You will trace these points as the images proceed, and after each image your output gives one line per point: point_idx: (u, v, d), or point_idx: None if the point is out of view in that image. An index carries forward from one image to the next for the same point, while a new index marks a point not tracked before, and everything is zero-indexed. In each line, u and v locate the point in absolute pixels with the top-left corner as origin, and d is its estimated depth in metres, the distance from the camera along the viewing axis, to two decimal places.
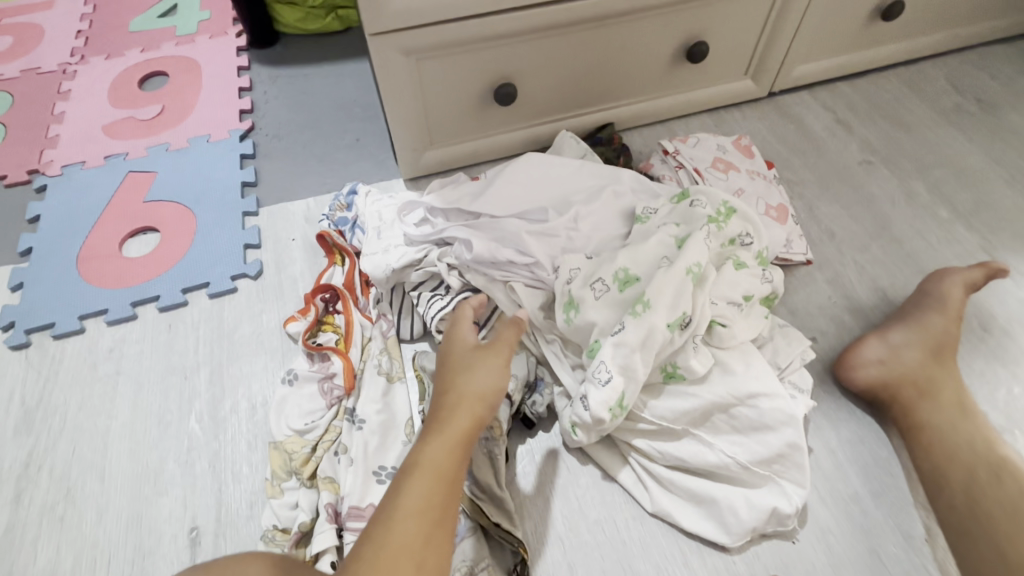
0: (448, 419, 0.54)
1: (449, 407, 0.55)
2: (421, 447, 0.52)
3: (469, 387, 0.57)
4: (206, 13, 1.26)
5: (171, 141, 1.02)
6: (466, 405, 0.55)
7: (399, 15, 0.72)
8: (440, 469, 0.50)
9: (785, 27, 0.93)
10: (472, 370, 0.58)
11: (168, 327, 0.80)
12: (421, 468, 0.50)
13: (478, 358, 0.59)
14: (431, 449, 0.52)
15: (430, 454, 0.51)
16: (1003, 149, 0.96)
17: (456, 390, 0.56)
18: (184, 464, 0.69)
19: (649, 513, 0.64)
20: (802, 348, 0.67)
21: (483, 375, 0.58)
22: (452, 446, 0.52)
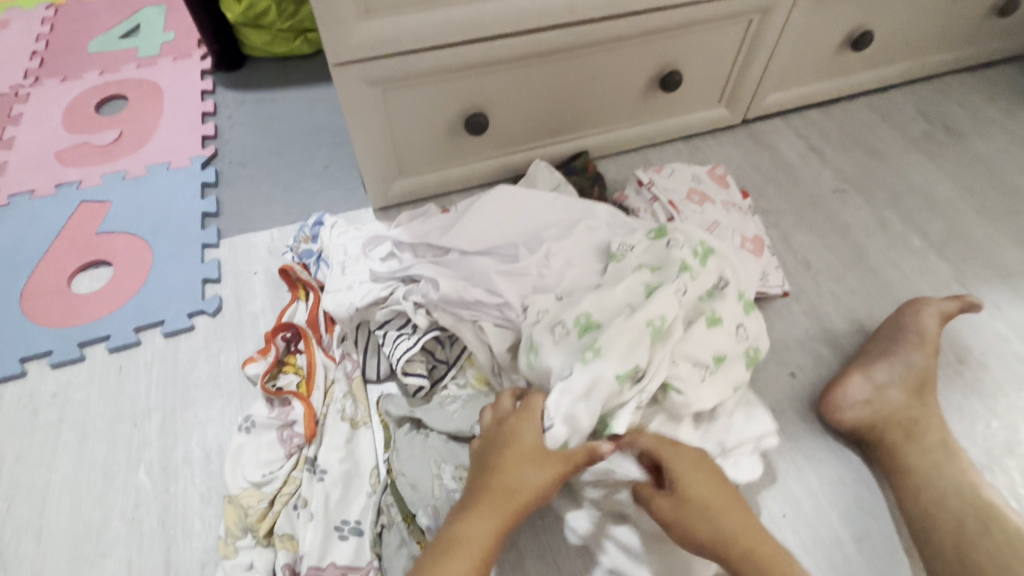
0: (493, 499, 0.53)
1: (502, 493, 0.53)
2: (463, 524, 0.52)
3: (520, 474, 0.54)
4: (170, 35, 1.23)
5: (128, 168, 0.98)
6: (515, 499, 0.53)
7: (362, 45, 0.69)
8: (475, 554, 0.50)
9: (757, 56, 0.93)
10: (535, 463, 0.54)
11: (118, 369, 0.75)
12: (456, 555, 0.49)
13: (542, 449, 0.55)
14: (472, 531, 0.51)
15: (469, 537, 0.51)
16: (972, 177, 0.97)
17: (511, 480, 0.53)
18: (130, 522, 0.64)
19: (606, 569, 0.61)
20: (759, 433, 0.63)
21: (541, 471, 0.54)
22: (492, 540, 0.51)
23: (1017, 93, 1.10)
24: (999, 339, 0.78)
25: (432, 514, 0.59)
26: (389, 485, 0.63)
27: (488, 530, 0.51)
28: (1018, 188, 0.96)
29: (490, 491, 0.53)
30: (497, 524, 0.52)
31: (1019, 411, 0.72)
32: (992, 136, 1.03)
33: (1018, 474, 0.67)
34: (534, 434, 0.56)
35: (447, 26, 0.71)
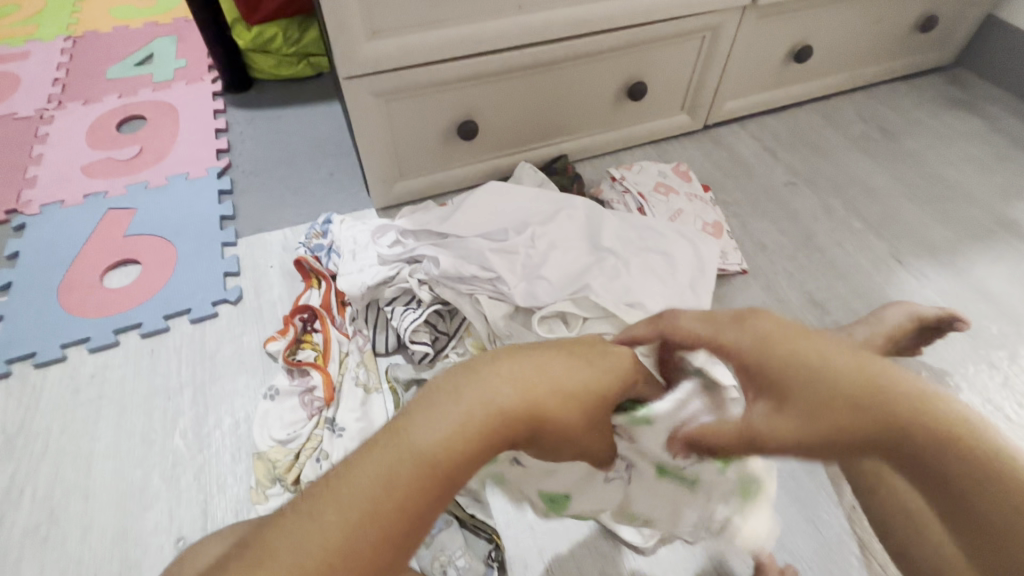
0: (501, 383, 0.32)
1: (508, 407, 0.31)
2: (432, 416, 0.30)
3: (564, 377, 0.33)
4: (182, 61, 1.34)
5: (150, 179, 1.08)
6: (543, 393, 0.32)
7: (369, 61, 0.80)
8: (431, 460, 0.29)
9: (712, 68, 1.06)
10: (581, 374, 0.34)
11: (151, 351, 0.84)
12: (391, 459, 0.29)
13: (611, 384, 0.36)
14: (431, 442, 0.29)
15: (417, 443, 0.29)
16: (904, 169, 1.10)
17: (549, 369, 0.33)
18: (169, 479, 0.72)
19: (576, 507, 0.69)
20: None
21: (584, 379, 0.34)
22: (440, 484, 0.29)
23: (943, 97, 1.25)
24: (928, 302, 0.89)
25: None
26: None
27: (451, 470, 0.29)
28: (945, 178, 1.09)
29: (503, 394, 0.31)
30: (473, 447, 0.30)
31: (947, 363, 0.83)
32: (922, 134, 1.17)
33: None
34: (608, 371, 0.36)
35: (441, 45, 0.83)
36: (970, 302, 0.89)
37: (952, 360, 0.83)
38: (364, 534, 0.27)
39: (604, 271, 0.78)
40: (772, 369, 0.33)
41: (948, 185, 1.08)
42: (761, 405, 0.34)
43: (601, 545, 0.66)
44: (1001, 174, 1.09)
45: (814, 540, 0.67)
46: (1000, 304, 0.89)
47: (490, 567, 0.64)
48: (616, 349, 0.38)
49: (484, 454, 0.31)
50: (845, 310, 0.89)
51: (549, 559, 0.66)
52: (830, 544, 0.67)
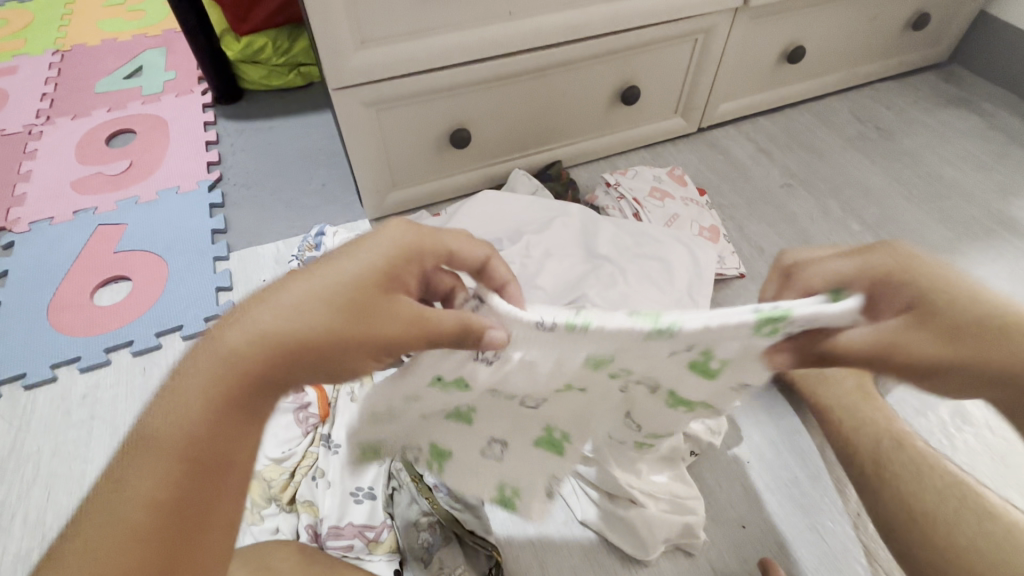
0: (223, 341, 0.36)
1: (236, 349, 0.36)
2: (182, 387, 0.36)
3: (286, 309, 0.37)
4: (172, 73, 1.33)
5: (140, 194, 1.06)
6: (266, 328, 0.36)
7: (358, 71, 0.79)
8: (175, 424, 0.35)
9: (706, 71, 1.05)
10: (304, 298, 0.37)
11: (143, 369, 0.83)
12: (145, 442, 0.34)
13: (351, 292, 0.38)
14: (180, 410, 0.35)
15: (160, 420, 0.35)
16: (901, 168, 1.10)
17: (269, 308, 0.37)
18: None
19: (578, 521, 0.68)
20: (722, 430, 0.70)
21: (310, 302, 0.37)
22: (201, 434, 0.35)
23: (938, 95, 1.25)
24: None
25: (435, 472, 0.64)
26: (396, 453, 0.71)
27: (195, 425, 0.35)
28: (942, 176, 1.08)
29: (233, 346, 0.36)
30: (216, 394, 0.36)
31: None
32: (917, 133, 1.17)
33: (948, 416, 0.77)
34: (342, 279, 0.38)
35: (432, 54, 0.82)
36: None
37: None
38: (141, 513, 0.33)
39: (600, 280, 0.77)
40: (918, 290, 0.34)
41: (945, 183, 1.07)
42: (898, 321, 0.34)
43: (605, 560, 0.65)
44: (998, 172, 1.09)
45: (818, 548, 0.66)
46: None
47: None
48: (358, 245, 0.40)
49: (231, 393, 0.36)
50: None
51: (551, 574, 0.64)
52: (836, 553, 0.66)
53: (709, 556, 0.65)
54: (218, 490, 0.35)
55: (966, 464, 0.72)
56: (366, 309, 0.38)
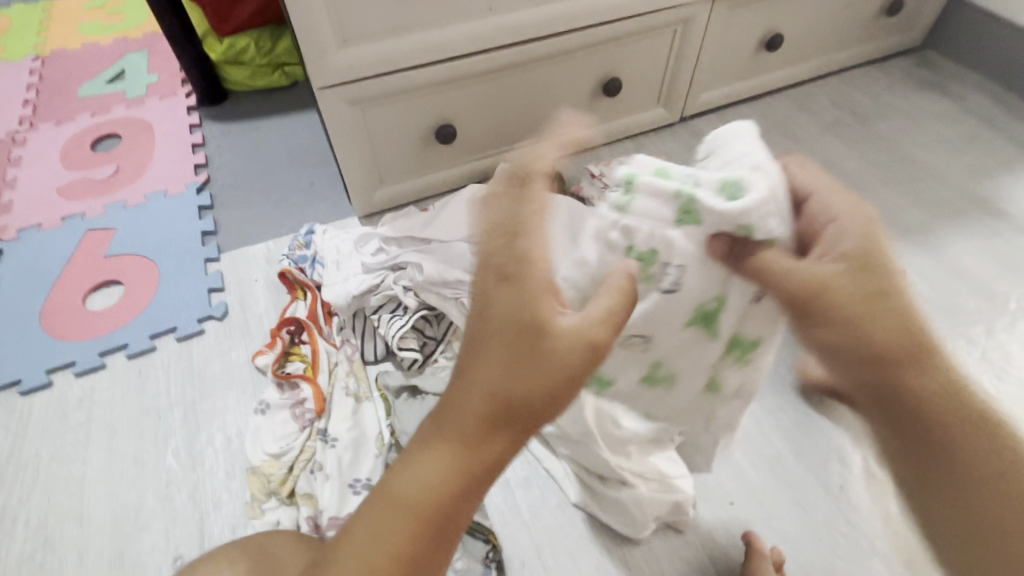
0: (457, 407, 0.36)
1: (456, 419, 0.35)
2: (404, 472, 0.35)
3: (505, 370, 0.36)
4: (155, 77, 1.33)
5: (128, 198, 1.07)
6: (496, 394, 0.35)
7: (342, 69, 0.80)
8: (415, 500, 0.35)
9: (685, 61, 1.07)
10: (531, 357, 0.36)
11: (138, 372, 0.83)
12: (377, 520, 0.35)
13: (540, 333, 0.37)
14: (410, 477, 0.35)
15: (402, 488, 0.35)
16: (879, 151, 1.12)
17: (498, 371, 0.36)
18: (163, 499, 0.71)
19: (573, 503, 0.70)
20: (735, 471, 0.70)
21: (535, 363, 0.36)
22: (429, 514, 0.35)
23: (913, 79, 1.27)
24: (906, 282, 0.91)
25: None
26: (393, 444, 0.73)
27: (429, 494, 0.35)
28: (916, 159, 1.11)
29: (448, 421, 0.36)
30: (440, 475, 0.35)
31: None
32: (893, 116, 1.19)
33: None
34: (517, 318, 0.37)
35: (414, 51, 0.83)
36: (945, 280, 0.91)
37: None
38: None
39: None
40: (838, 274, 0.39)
41: (920, 165, 1.09)
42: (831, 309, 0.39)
43: (598, 540, 0.67)
44: (971, 153, 1.11)
45: (803, 521, 0.68)
46: (975, 281, 0.91)
47: (489, 568, 0.64)
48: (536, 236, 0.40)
49: (460, 473, 0.35)
50: None
51: (546, 556, 0.66)
52: (821, 525, 0.68)
53: (699, 532, 0.68)
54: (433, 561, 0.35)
55: None
56: (549, 344, 0.37)
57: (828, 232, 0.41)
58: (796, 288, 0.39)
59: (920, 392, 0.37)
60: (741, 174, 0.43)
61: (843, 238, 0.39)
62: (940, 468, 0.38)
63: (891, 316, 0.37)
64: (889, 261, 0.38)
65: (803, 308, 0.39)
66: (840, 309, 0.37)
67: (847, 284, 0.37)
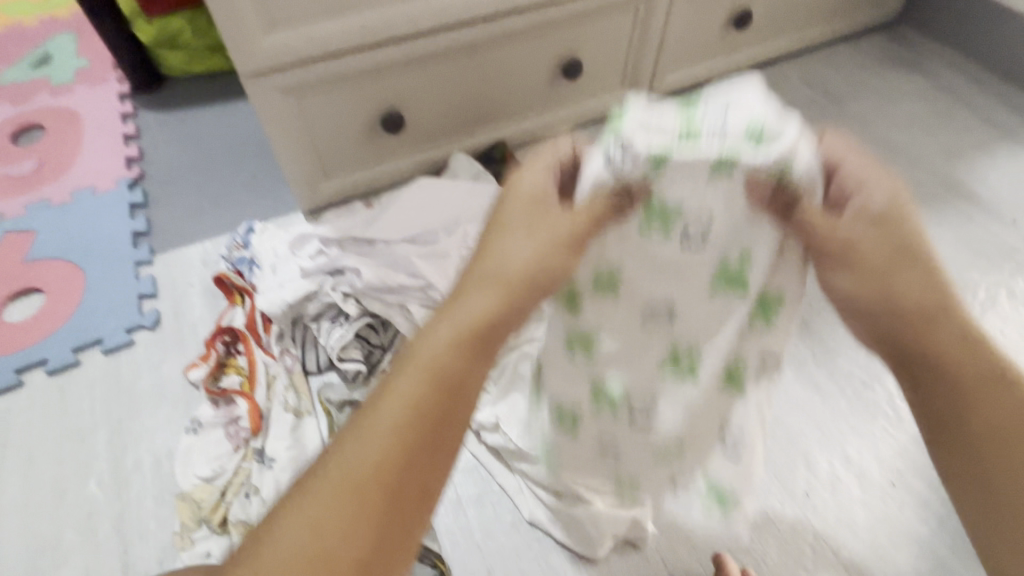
0: (467, 292, 0.39)
1: (464, 300, 0.38)
2: (421, 334, 0.38)
3: (511, 254, 0.39)
4: (84, 61, 1.23)
5: (52, 196, 0.98)
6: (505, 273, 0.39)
7: (270, 54, 0.73)
8: (439, 364, 0.36)
9: (650, 40, 1.00)
10: (531, 244, 0.40)
11: (60, 390, 0.77)
12: (402, 383, 0.35)
13: (537, 215, 0.41)
14: (430, 344, 0.36)
15: (425, 355, 0.36)
16: (851, 134, 1.08)
17: (500, 257, 0.40)
18: (85, 531, 0.66)
19: (525, 520, 0.66)
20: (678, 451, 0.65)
21: (534, 247, 0.40)
22: (443, 365, 0.36)
23: (886, 57, 1.23)
24: None
25: None
26: None
27: (451, 360, 0.36)
28: (890, 141, 1.07)
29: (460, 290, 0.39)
30: (452, 328, 0.37)
31: None
32: (866, 96, 1.15)
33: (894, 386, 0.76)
34: (516, 207, 0.41)
35: (351, 34, 0.76)
36: None
37: None
38: (412, 438, 0.34)
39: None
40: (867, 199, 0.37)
41: (894, 148, 1.06)
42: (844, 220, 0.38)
43: (552, 558, 0.64)
44: (945, 135, 1.08)
45: (766, 531, 0.66)
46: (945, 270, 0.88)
47: None
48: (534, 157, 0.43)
49: (472, 328, 0.37)
50: None
51: None
52: (785, 534, 0.65)
53: (659, 547, 0.64)
54: (457, 422, 0.36)
55: (913, 435, 0.72)
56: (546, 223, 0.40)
57: (842, 182, 0.38)
58: (826, 242, 0.38)
59: (948, 347, 0.37)
60: (764, 113, 0.38)
61: (869, 192, 0.37)
62: (963, 422, 0.37)
63: (870, 240, 0.37)
64: (915, 212, 0.37)
65: (832, 258, 0.38)
66: (867, 261, 0.37)
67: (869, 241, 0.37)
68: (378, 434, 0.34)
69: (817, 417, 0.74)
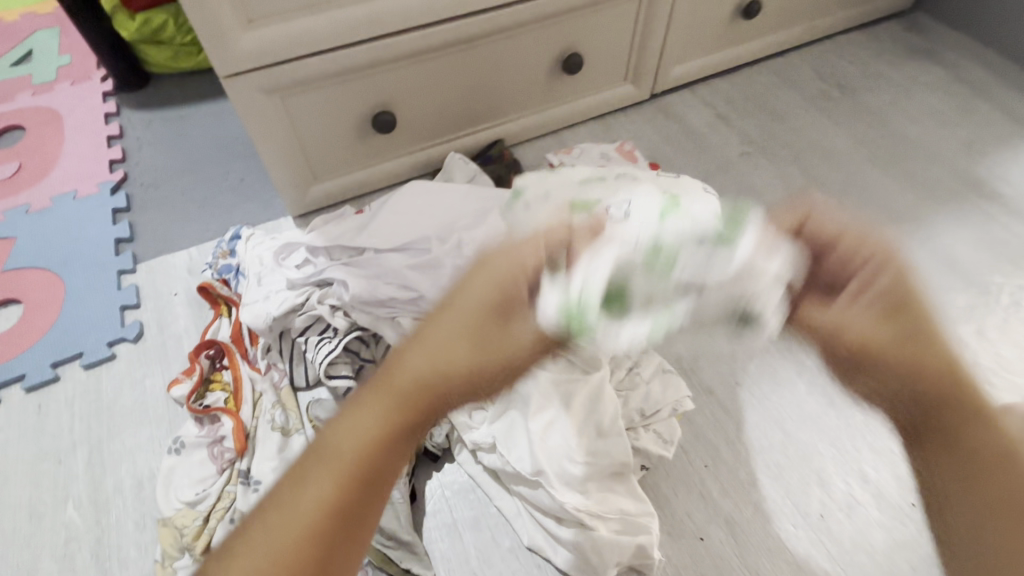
0: (410, 384, 0.36)
1: (405, 394, 0.36)
2: (347, 417, 0.35)
3: (457, 354, 0.37)
4: (67, 58, 1.18)
5: (31, 202, 0.95)
6: (447, 375, 0.36)
7: (250, 54, 0.69)
8: (360, 463, 0.34)
9: (654, 32, 0.96)
10: (480, 346, 0.37)
11: (38, 407, 0.74)
12: (320, 481, 0.34)
13: (494, 309, 0.38)
14: (357, 440, 0.35)
15: (348, 450, 0.34)
16: (865, 128, 1.03)
17: (446, 354, 0.37)
18: (61, 560, 0.63)
19: (525, 547, 0.63)
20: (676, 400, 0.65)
21: (480, 350, 0.37)
22: (367, 461, 0.34)
23: (901, 46, 1.18)
24: None
25: None
26: None
27: (374, 456, 0.35)
28: (906, 135, 1.02)
29: (396, 381, 0.36)
30: (385, 420, 0.35)
31: None
32: (880, 89, 1.10)
33: None
34: (469, 311, 0.38)
35: (336, 31, 0.71)
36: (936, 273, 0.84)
37: None
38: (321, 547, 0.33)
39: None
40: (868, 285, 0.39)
41: (910, 143, 1.01)
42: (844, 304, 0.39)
43: None
44: (964, 128, 1.03)
45: (779, 556, 0.62)
46: (966, 273, 0.84)
47: None
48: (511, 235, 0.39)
49: (411, 425, 0.36)
50: None
51: None
52: (798, 559, 0.62)
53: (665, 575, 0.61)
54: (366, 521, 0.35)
55: None
56: (494, 333, 0.38)
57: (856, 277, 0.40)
58: (839, 346, 0.40)
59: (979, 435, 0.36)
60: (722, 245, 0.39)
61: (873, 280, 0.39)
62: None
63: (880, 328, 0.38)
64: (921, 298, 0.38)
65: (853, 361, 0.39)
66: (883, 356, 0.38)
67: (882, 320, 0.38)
68: (291, 523, 0.33)
69: (832, 432, 0.70)
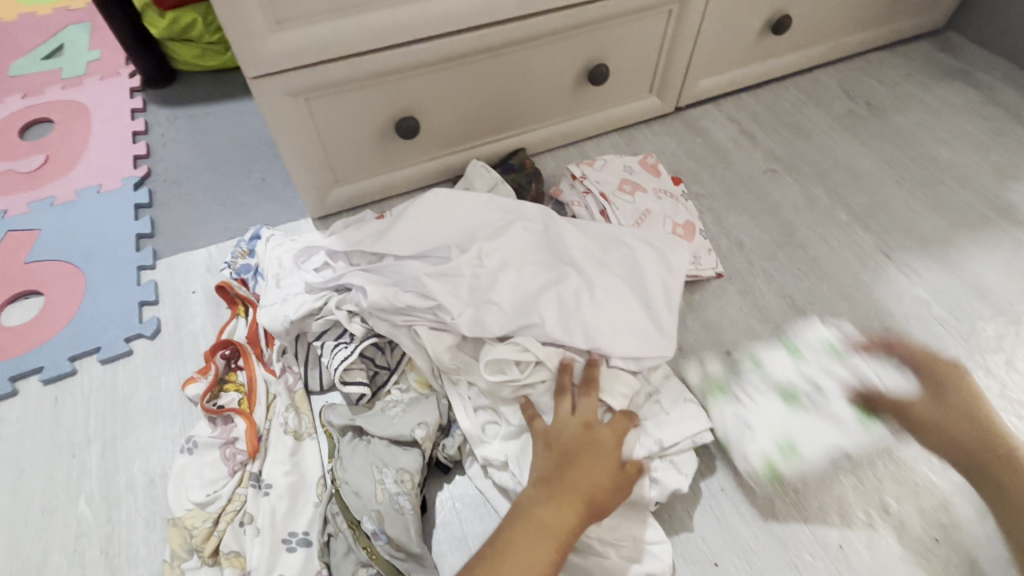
0: (576, 474, 0.55)
1: (577, 483, 0.54)
2: (545, 505, 0.53)
3: (596, 463, 0.56)
4: (96, 53, 1.20)
5: (56, 194, 0.96)
6: (598, 485, 0.54)
7: (278, 55, 0.69)
8: (559, 531, 0.51)
9: (682, 45, 0.95)
10: (604, 455, 0.57)
11: (54, 400, 0.74)
12: (537, 543, 0.50)
13: (606, 437, 0.58)
14: (554, 515, 0.52)
15: (548, 520, 0.52)
16: (893, 149, 1.01)
17: (590, 464, 0.56)
18: (71, 555, 0.63)
19: None
20: (699, 432, 0.64)
21: (608, 464, 0.56)
22: (564, 541, 0.51)
23: (932, 67, 1.16)
24: (920, 305, 0.82)
25: (376, 517, 0.59)
26: (334, 494, 0.63)
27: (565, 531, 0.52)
28: (936, 157, 1.00)
29: (569, 478, 0.54)
30: (577, 511, 0.53)
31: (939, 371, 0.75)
32: (910, 109, 1.08)
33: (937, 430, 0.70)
34: (595, 440, 0.58)
35: (361, 35, 0.71)
36: (962, 300, 0.82)
37: (946, 368, 0.76)
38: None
39: (562, 291, 0.67)
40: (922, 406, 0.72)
41: (940, 166, 0.99)
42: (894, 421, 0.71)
43: None
44: (996, 152, 1.00)
45: None
46: (996, 301, 0.82)
47: None
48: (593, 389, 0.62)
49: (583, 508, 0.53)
50: (831, 318, 0.81)
51: None
52: None
53: None
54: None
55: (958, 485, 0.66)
56: (610, 452, 0.57)
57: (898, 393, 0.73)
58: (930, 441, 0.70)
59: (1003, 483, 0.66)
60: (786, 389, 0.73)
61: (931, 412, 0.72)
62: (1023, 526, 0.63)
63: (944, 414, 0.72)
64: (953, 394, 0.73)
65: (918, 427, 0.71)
66: (934, 421, 0.71)
67: (931, 406, 0.72)
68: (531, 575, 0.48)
69: (854, 462, 0.68)
